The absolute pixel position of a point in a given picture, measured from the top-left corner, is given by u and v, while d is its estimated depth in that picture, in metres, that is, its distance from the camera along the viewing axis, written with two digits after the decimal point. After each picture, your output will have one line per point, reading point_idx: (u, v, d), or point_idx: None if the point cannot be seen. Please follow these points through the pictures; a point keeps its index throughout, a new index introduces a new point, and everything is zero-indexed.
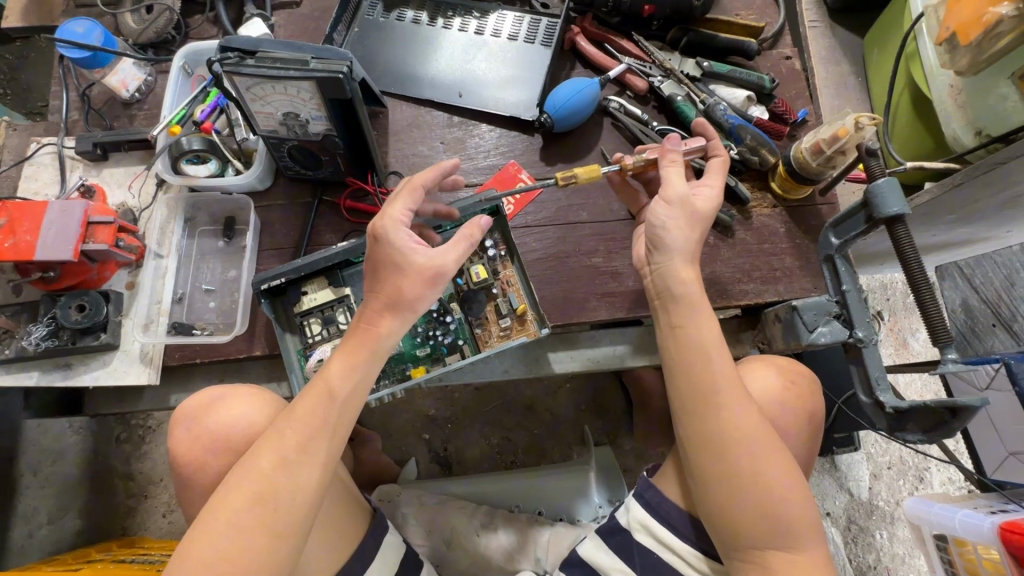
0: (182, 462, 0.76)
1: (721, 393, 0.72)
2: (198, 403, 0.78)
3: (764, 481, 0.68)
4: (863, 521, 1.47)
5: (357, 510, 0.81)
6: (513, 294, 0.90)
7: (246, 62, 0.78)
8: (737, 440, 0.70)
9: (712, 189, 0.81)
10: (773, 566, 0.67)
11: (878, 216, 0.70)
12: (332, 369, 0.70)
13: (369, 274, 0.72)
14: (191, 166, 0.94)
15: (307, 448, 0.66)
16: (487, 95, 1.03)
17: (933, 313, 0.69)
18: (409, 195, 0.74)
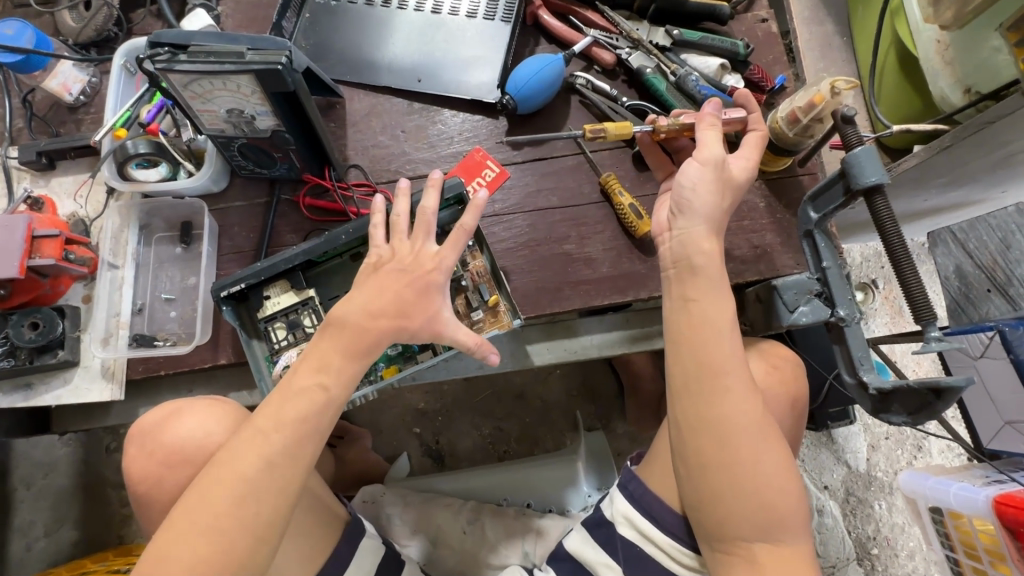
0: (146, 480, 0.74)
1: (727, 374, 0.63)
2: (158, 418, 0.76)
3: (760, 472, 0.62)
4: (862, 492, 1.45)
5: (330, 514, 0.77)
6: (484, 285, 0.87)
7: (179, 58, 0.73)
8: (739, 426, 0.62)
9: (746, 163, 0.73)
10: (761, 563, 0.62)
11: (855, 187, 0.66)
12: (328, 371, 0.64)
13: (409, 297, 0.67)
14: (141, 171, 0.90)
15: (292, 453, 0.61)
16: (448, 78, 0.98)
17: (915, 289, 0.65)
18: (459, 243, 0.70)
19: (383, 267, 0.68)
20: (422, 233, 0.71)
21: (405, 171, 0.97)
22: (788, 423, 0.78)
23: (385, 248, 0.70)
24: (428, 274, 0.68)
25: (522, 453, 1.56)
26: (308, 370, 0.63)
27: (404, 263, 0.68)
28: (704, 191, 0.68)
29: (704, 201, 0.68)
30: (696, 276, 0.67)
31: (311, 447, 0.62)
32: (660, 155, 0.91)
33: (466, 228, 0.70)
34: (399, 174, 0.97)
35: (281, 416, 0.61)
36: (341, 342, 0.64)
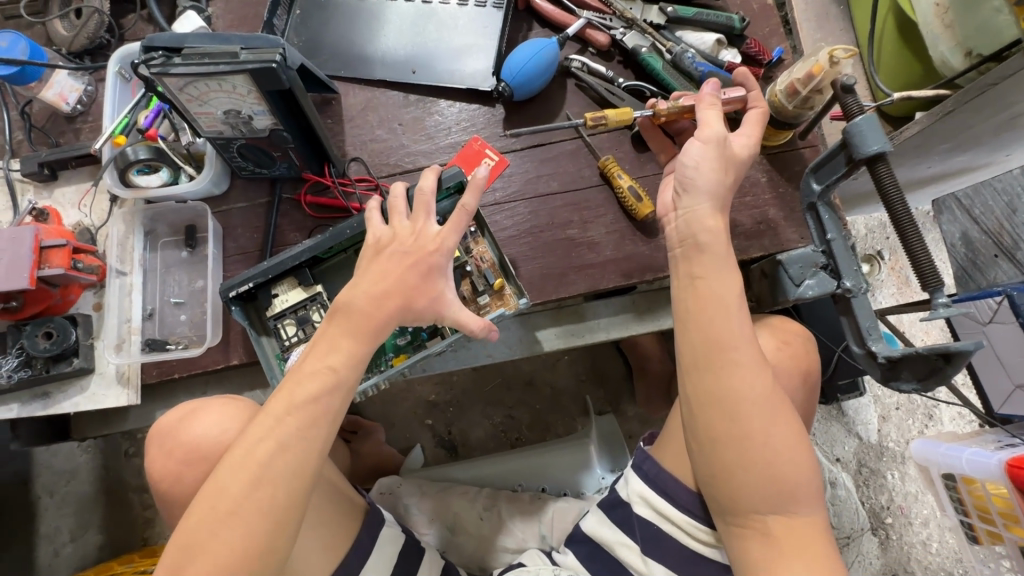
0: (166, 478, 0.75)
1: (736, 351, 0.63)
2: (174, 418, 0.77)
3: (770, 446, 0.62)
4: (874, 463, 1.46)
5: (349, 505, 0.78)
6: (488, 269, 0.87)
7: (174, 61, 0.73)
8: (748, 401, 0.62)
9: (748, 140, 0.72)
10: (775, 536, 0.62)
11: (857, 156, 0.66)
12: (338, 353, 0.64)
13: (412, 280, 0.67)
14: (142, 177, 0.90)
15: (305, 437, 0.61)
16: (442, 68, 0.97)
17: (921, 256, 0.64)
18: (461, 224, 0.69)
19: (385, 250, 0.69)
20: (423, 213, 0.71)
21: (405, 164, 0.97)
22: (801, 399, 0.78)
23: (384, 230, 0.71)
24: (429, 255, 0.68)
25: (534, 439, 1.57)
26: (318, 355, 0.64)
27: (405, 245, 0.69)
28: (709, 168, 0.68)
29: (706, 175, 0.68)
30: (702, 253, 0.67)
31: (324, 431, 0.62)
32: (661, 138, 0.91)
33: (467, 209, 0.69)
34: (398, 166, 0.96)
35: (294, 401, 0.62)
36: (350, 325, 0.65)
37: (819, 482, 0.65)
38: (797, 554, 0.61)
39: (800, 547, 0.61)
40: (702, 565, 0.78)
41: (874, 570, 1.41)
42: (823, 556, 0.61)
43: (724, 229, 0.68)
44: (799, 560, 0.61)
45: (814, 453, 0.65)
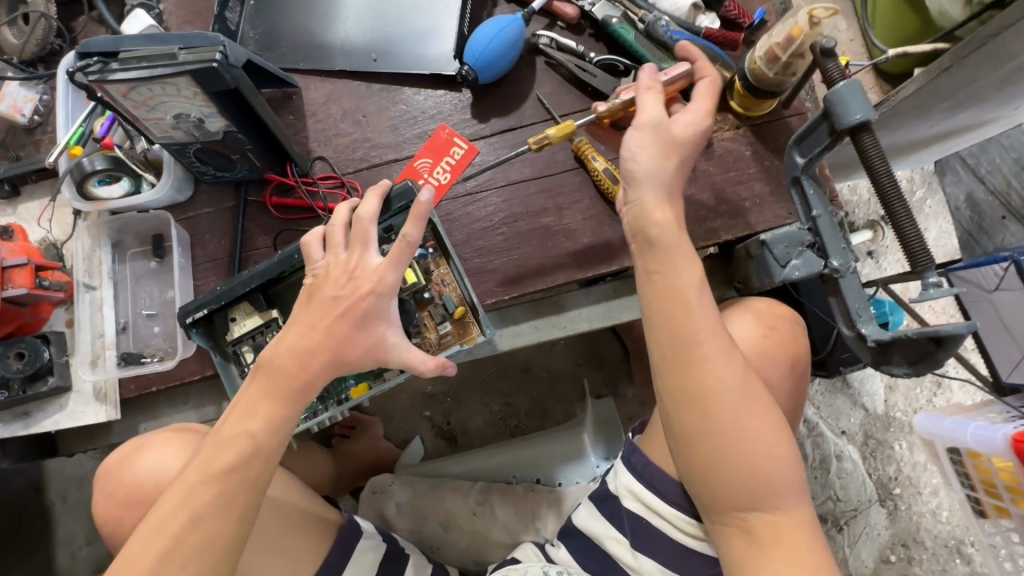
0: (110, 520, 0.75)
1: (702, 343, 0.60)
2: (123, 454, 0.76)
3: (746, 441, 0.60)
4: (881, 434, 1.37)
5: (319, 528, 0.77)
6: (448, 296, 0.81)
7: (111, 67, 0.70)
8: (720, 394, 0.60)
9: (695, 118, 0.68)
10: (760, 532, 0.60)
11: (839, 127, 0.61)
12: (256, 418, 0.62)
13: (342, 329, 0.65)
14: (104, 187, 0.88)
15: (220, 506, 0.59)
16: (404, 54, 0.92)
17: (910, 234, 0.60)
18: (402, 259, 0.66)
19: (320, 292, 0.66)
20: (361, 248, 0.68)
21: (372, 158, 0.92)
22: (789, 385, 0.75)
23: (321, 267, 0.68)
24: (362, 299, 0.65)
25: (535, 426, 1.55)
26: (238, 419, 0.62)
27: (339, 288, 0.66)
28: (651, 154, 0.65)
29: (650, 159, 0.65)
30: (658, 247, 0.64)
31: (244, 497, 0.60)
32: (615, 134, 0.87)
33: (409, 242, 0.66)
34: (365, 161, 0.92)
35: (211, 468, 0.60)
36: (272, 384, 0.63)
37: (803, 474, 0.62)
38: (782, 552, 0.59)
39: (785, 544, 0.59)
40: (694, 558, 0.76)
41: (882, 541, 1.32)
42: (810, 553, 0.59)
43: (674, 221, 0.65)
44: (784, 557, 0.58)
45: (795, 444, 0.62)
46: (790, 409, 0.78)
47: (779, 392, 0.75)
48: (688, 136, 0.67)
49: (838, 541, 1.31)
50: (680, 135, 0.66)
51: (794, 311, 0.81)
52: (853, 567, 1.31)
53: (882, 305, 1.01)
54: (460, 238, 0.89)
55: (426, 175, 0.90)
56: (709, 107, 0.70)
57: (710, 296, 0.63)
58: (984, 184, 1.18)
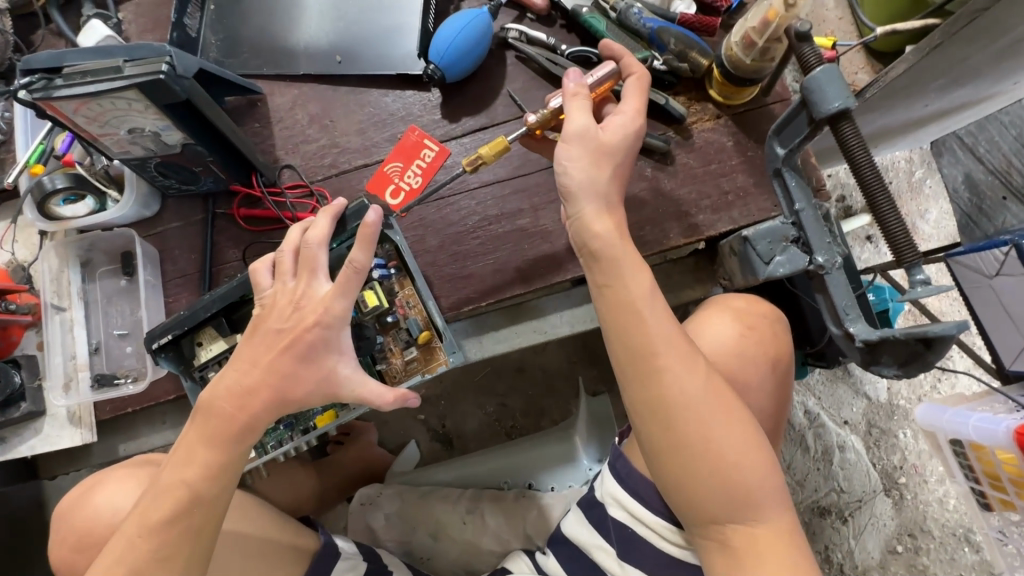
0: (65, 565, 0.75)
1: (660, 352, 0.59)
2: (78, 493, 0.76)
3: (714, 450, 0.57)
4: (884, 423, 1.25)
5: (292, 556, 0.79)
6: (413, 320, 0.79)
7: (55, 84, 0.67)
8: (684, 402, 0.58)
9: (626, 119, 0.67)
10: (741, 545, 0.57)
11: (817, 116, 0.59)
12: (193, 466, 0.61)
13: (287, 364, 0.63)
14: (68, 206, 0.86)
15: (163, 558, 0.58)
16: (370, 54, 0.89)
17: (894, 227, 0.58)
18: (351, 286, 0.65)
19: (264, 325, 0.65)
20: (309, 275, 0.67)
21: (341, 164, 0.89)
22: (771, 388, 0.74)
23: (269, 296, 0.68)
24: (307, 332, 0.64)
25: (531, 427, 1.34)
26: (177, 466, 0.61)
27: (284, 319, 0.65)
28: (584, 164, 0.65)
29: (582, 170, 0.65)
30: (601, 260, 0.63)
31: (187, 548, 0.59)
32: (549, 144, 0.82)
33: (356, 269, 0.64)
34: (334, 167, 0.89)
35: (148, 520, 0.59)
36: (211, 428, 0.62)
37: (781, 480, 0.59)
38: (762, 566, 0.55)
39: (765, 557, 0.56)
40: (683, 569, 0.72)
41: (889, 533, 1.20)
42: (793, 566, 0.55)
43: (617, 231, 0.64)
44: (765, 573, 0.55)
45: (770, 449, 0.59)
46: (774, 409, 0.75)
47: (758, 392, 0.73)
48: (620, 139, 0.66)
49: (842, 534, 1.20)
50: (612, 140, 0.66)
51: (776, 308, 0.80)
52: (859, 561, 1.19)
53: (882, 292, 0.93)
54: (435, 244, 0.86)
55: (396, 179, 0.88)
56: (641, 104, 0.68)
57: (664, 302, 0.61)
58: (983, 164, 1.10)
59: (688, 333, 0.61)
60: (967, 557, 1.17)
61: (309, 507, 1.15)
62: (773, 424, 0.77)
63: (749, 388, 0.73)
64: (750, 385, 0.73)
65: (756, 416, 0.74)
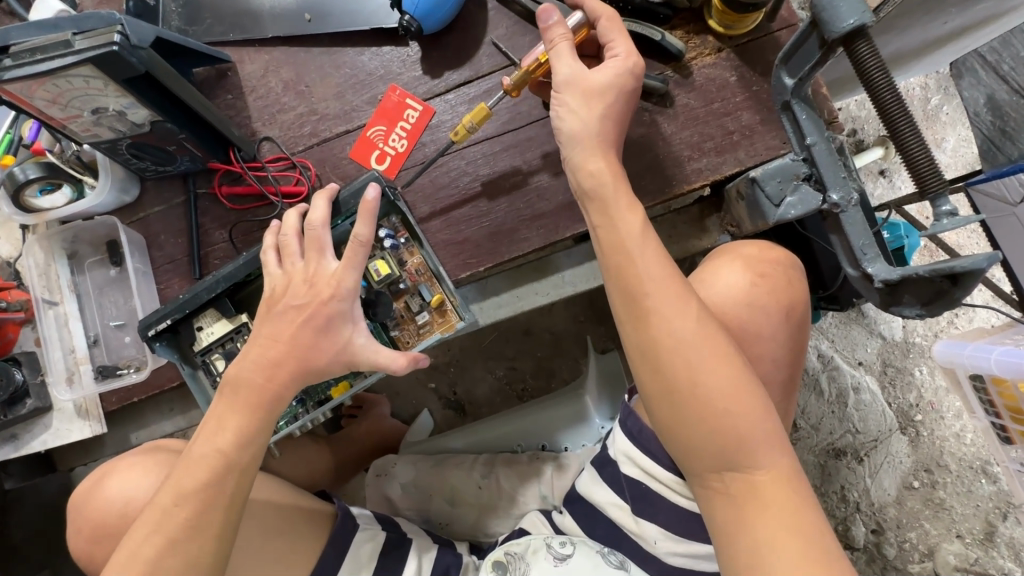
0: (84, 552, 0.75)
1: (653, 294, 0.57)
2: (100, 469, 0.76)
3: (703, 395, 0.55)
4: (900, 361, 1.22)
5: (312, 526, 0.79)
6: (424, 285, 0.77)
7: (3, 65, 0.63)
8: (677, 345, 0.56)
9: (619, 61, 0.64)
10: (740, 493, 0.55)
11: (831, 37, 0.54)
12: (225, 433, 0.61)
13: (307, 336, 0.64)
14: (45, 197, 0.83)
15: (197, 527, 0.58)
16: (340, 10, 0.83)
17: (916, 154, 0.54)
18: (358, 259, 0.65)
19: (281, 303, 0.65)
20: (317, 254, 0.67)
21: (321, 132, 0.84)
22: (783, 336, 0.71)
23: (279, 277, 0.67)
24: (325, 304, 0.64)
25: (542, 388, 1.33)
26: (207, 437, 0.61)
27: (300, 295, 0.65)
28: (576, 114, 0.63)
29: (574, 117, 0.63)
30: (594, 200, 0.61)
31: (218, 517, 0.59)
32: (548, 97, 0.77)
33: (362, 242, 0.65)
34: (315, 135, 0.84)
35: (181, 488, 0.59)
36: (240, 400, 0.62)
37: (780, 423, 0.57)
38: (763, 511, 0.53)
39: (763, 506, 0.54)
40: (696, 521, 0.73)
41: (905, 470, 1.19)
42: (795, 512, 0.53)
43: (610, 170, 0.62)
44: (763, 521, 0.53)
45: (767, 396, 0.57)
46: (788, 357, 0.72)
47: (769, 337, 0.70)
48: (615, 80, 0.64)
49: (857, 474, 1.20)
50: (606, 82, 0.63)
51: (789, 254, 0.76)
52: (875, 499, 1.19)
53: (897, 228, 0.88)
54: (426, 210, 0.82)
55: (381, 144, 0.83)
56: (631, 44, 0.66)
57: (657, 244, 0.59)
58: (1007, 83, 1.05)
59: (683, 276, 0.59)
60: (984, 488, 1.17)
61: (326, 482, 1.15)
62: (788, 373, 0.74)
63: (758, 339, 0.70)
64: (760, 334, 0.70)
65: (769, 366, 0.71)
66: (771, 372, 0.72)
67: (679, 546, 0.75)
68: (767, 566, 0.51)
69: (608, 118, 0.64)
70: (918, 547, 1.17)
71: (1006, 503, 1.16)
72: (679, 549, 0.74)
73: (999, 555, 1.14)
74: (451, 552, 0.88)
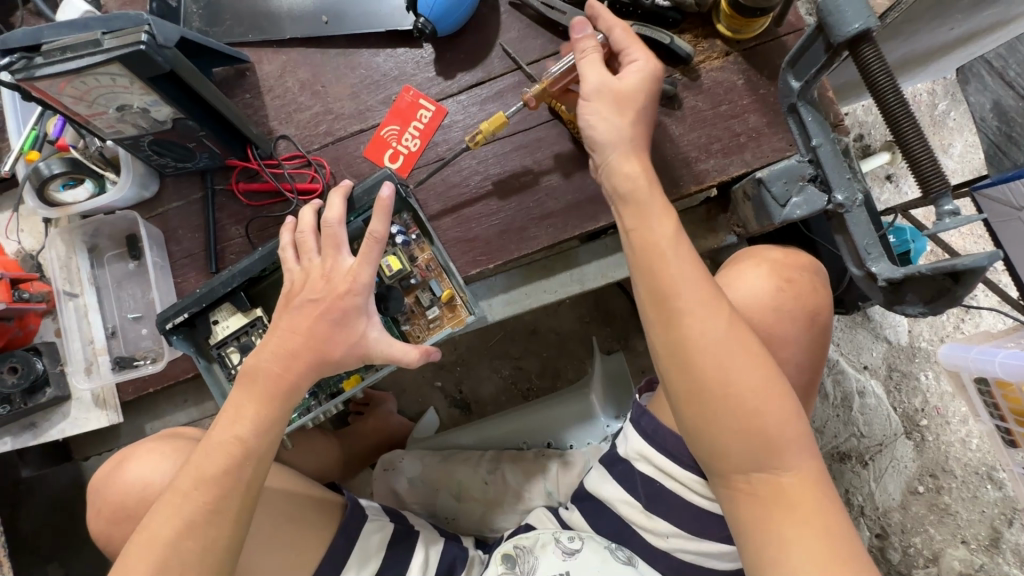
0: (102, 536, 0.77)
1: (684, 296, 0.58)
2: (118, 454, 0.78)
3: (733, 395, 0.56)
4: (906, 366, 1.23)
5: (323, 515, 0.81)
6: (435, 280, 0.79)
7: (36, 63, 0.65)
8: (707, 347, 0.57)
9: (641, 63, 0.66)
10: (767, 494, 0.56)
11: (836, 41, 0.56)
12: (244, 422, 0.63)
13: (323, 330, 0.65)
14: (68, 191, 0.85)
15: (215, 510, 0.60)
16: (357, 12, 0.85)
17: (920, 157, 0.55)
18: (372, 255, 0.67)
19: (298, 298, 0.67)
20: (333, 251, 0.68)
21: (337, 131, 0.87)
22: (806, 342, 0.72)
23: (298, 273, 0.69)
24: (340, 299, 0.66)
25: (548, 388, 1.34)
26: (226, 424, 0.63)
27: (315, 291, 0.67)
28: (591, 117, 0.65)
29: (592, 120, 0.65)
30: (628, 203, 0.63)
31: (236, 503, 0.61)
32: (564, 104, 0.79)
33: (377, 238, 0.67)
34: (330, 134, 0.87)
35: (201, 474, 0.60)
36: (260, 390, 0.64)
37: (807, 426, 0.58)
38: (791, 512, 0.55)
39: (789, 506, 0.55)
40: (708, 520, 0.74)
41: (910, 474, 1.19)
42: (822, 514, 0.54)
43: (631, 174, 0.63)
44: (789, 521, 0.54)
45: (795, 399, 0.58)
46: (809, 362, 0.74)
47: (792, 343, 0.72)
48: (631, 84, 0.65)
49: (862, 478, 1.20)
50: (623, 87, 0.65)
51: (815, 262, 0.77)
52: (880, 503, 1.19)
53: (903, 232, 0.89)
54: (438, 208, 0.84)
55: (394, 143, 0.85)
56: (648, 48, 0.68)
57: (688, 245, 0.60)
58: (1012, 89, 1.10)
59: (713, 279, 0.60)
60: (989, 494, 1.17)
61: (336, 473, 1.16)
62: (808, 378, 0.75)
63: (782, 343, 0.71)
64: (783, 338, 0.71)
65: (791, 369, 0.72)
66: (794, 375, 0.73)
67: (691, 543, 0.76)
68: (792, 565, 0.53)
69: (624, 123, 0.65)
70: (923, 552, 1.17)
71: (1011, 509, 1.15)
72: (690, 546, 0.76)
73: (1005, 561, 1.13)
74: (457, 546, 0.89)
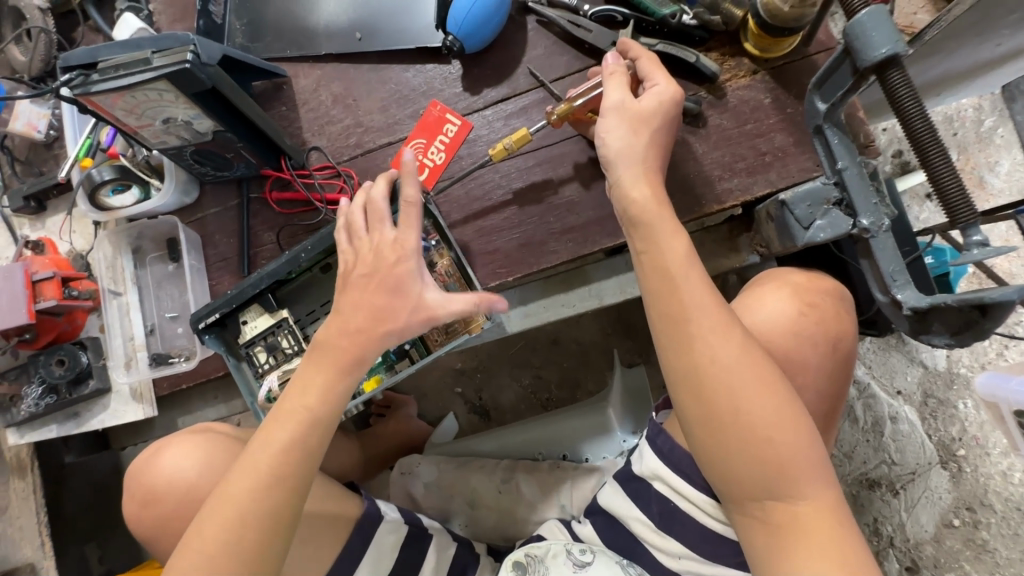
0: (133, 518, 0.81)
1: (695, 320, 0.58)
2: (168, 439, 0.82)
3: (744, 423, 0.56)
4: (942, 393, 1.18)
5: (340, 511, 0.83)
6: (453, 285, 0.81)
7: (92, 80, 0.70)
8: (717, 372, 0.57)
9: (659, 88, 0.67)
10: (782, 523, 0.55)
11: (864, 64, 0.55)
12: (314, 392, 0.65)
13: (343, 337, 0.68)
14: (116, 197, 0.90)
15: (286, 473, 0.62)
16: (390, 29, 0.88)
17: (948, 184, 0.54)
18: (414, 220, 0.69)
19: (351, 275, 0.68)
20: (377, 225, 0.70)
21: (366, 143, 0.89)
22: (828, 367, 0.71)
23: (350, 252, 0.70)
24: (393, 267, 0.67)
25: (566, 399, 1.34)
26: (296, 395, 0.65)
27: (366, 267, 0.68)
28: (610, 135, 0.66)
29: (612, 140, 0.66)
30: (639, 226, 0.63)
31: (291, 503, 0.62)
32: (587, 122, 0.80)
33: (412, 202, 0.69)
34: (360, 146, 0.90)
35: (273, 440, 0.63)
36: (325, 360, 0.66)
37: (823, 455, 0.57)
38: (807, 542, 0.54)
39: (804, 535, 0.54)
40: (722, 545, 0.73)
41: (945, 507, 1.14)
42: (838, 544, 0.53)
43: (652, 196, 0.63)
44: (803, 551, 0.53)
45: (812, 426, 0.57)
46: (830, 388, 0.72)
47: (813, 368, 0.70)
48: (654, 106, 0.66)
49: (892, 507, 1.15)
50: (647, 108, 0.66)
51: (840, 287, 0.75)
52: (911, 535, 1.14)
53: (942, 254, 0.86)
54: (460, 219, 0.85)
55: (420, 156, 0.87)
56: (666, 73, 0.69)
57: (700, 268, 0.60)
58: None
59: (726, 304, 0.59)
60: None
61: (356, 474, 1.17)
62: (830, 405, 0.73)
63: (802, 367, 0.70)
64: (805, 365, 0.70)
65: (810, 395, 0.71)
66: (814, 400, 0.71)
67: (703, 567, 0.75)
68: None
69: (646, 143, 0.66)
70: None
71: None
72: (702, 570, 0.75)
73: None
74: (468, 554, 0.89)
